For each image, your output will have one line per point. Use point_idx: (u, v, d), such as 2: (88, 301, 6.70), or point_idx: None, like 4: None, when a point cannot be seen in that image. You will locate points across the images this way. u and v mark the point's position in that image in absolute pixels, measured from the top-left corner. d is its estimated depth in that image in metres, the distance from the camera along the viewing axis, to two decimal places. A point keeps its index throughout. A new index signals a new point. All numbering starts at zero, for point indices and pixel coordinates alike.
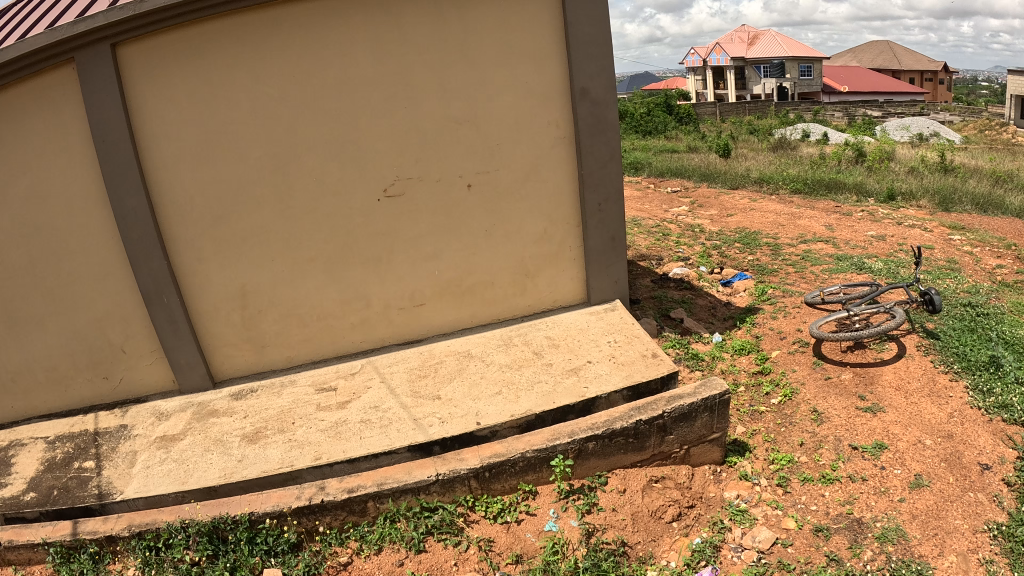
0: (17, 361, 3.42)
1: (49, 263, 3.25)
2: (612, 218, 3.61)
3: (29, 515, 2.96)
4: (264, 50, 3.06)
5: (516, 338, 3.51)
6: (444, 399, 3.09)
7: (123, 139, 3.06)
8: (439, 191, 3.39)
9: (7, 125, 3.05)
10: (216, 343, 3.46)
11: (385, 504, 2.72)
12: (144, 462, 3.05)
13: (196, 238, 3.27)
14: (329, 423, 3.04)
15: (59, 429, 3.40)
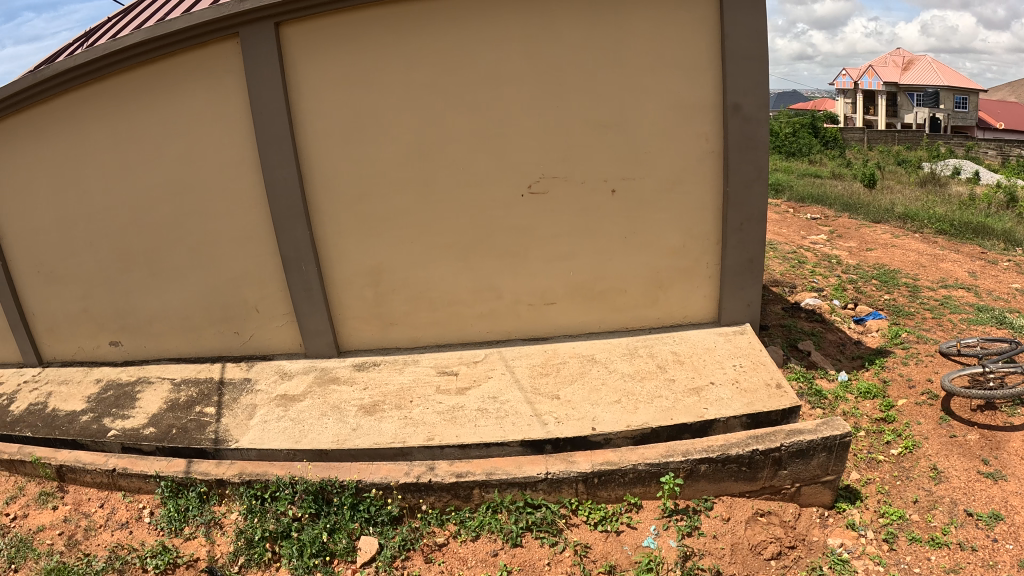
0: (156, 308, 3.81)
1: (202, 220, 3.52)
2: (751, 240, 3.45)
3: (146, 448, 3.27)
4: (419, 38, 3.13)
5: (641, 349, 3.45)
6: (563, 400, 3.07)
7: (281, 112, 3.22)
8: (579, 193, 3.37)
9: (179, 89, 3.32)
10: (348, 314, 3.61)
11: (490, 493, 2.75)
12: (262, 416, 3.21)
13: (340, 212, 3.41)
14: (446, 406, 3.09)
15: (188, 373, 3.72)
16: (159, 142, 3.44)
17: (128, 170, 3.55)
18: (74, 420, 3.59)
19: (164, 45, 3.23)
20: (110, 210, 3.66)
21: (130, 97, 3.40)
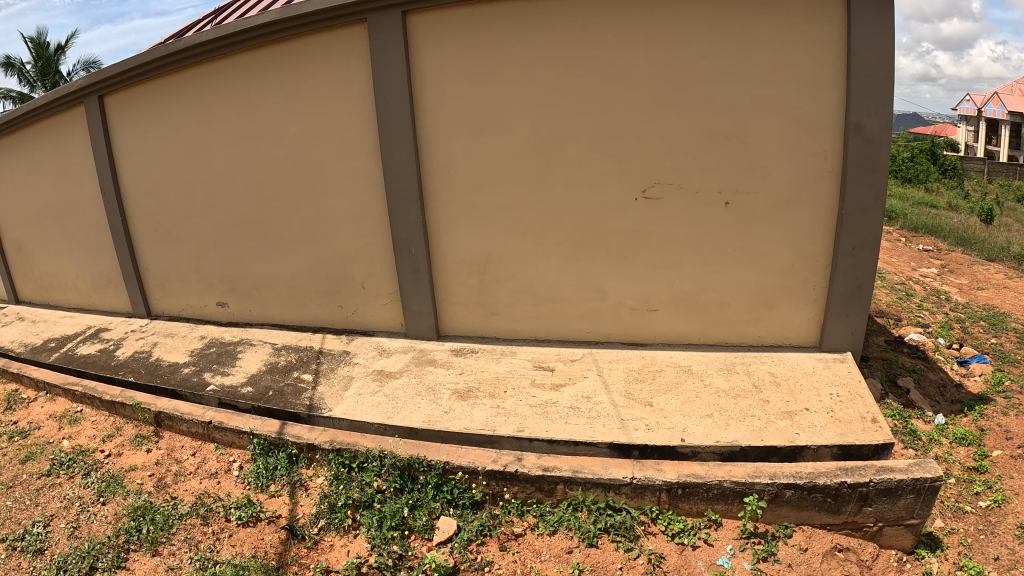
0: (272, 275, 4.29)
1: (316, 202, 3.93)
2: (863, 266, 3.34)
3: (242, 406, 3.60)
4: (545, 36, 3.24)
5: (738, 365, 3.44)
6: (656, 408, 3.11)
7: (402, 99, 3.46)
8: (692, 202, 3.39)
9: (318, 70, 3.65)
10: (453, 301, 3.84)
11: (573, 491, 2.81)
12: (357, 389, 3.47)
13: (454, 199, 3.63)
14: (539, 400, 3.20)
15: (290, 341, 4.16)
16: (285, 128, 3.88)
17: (260, 148, 4.01)
18: (177, 370, 4.14)
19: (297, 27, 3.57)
20: (240, 184, 4.18)
21: (272, 75, 3.78)
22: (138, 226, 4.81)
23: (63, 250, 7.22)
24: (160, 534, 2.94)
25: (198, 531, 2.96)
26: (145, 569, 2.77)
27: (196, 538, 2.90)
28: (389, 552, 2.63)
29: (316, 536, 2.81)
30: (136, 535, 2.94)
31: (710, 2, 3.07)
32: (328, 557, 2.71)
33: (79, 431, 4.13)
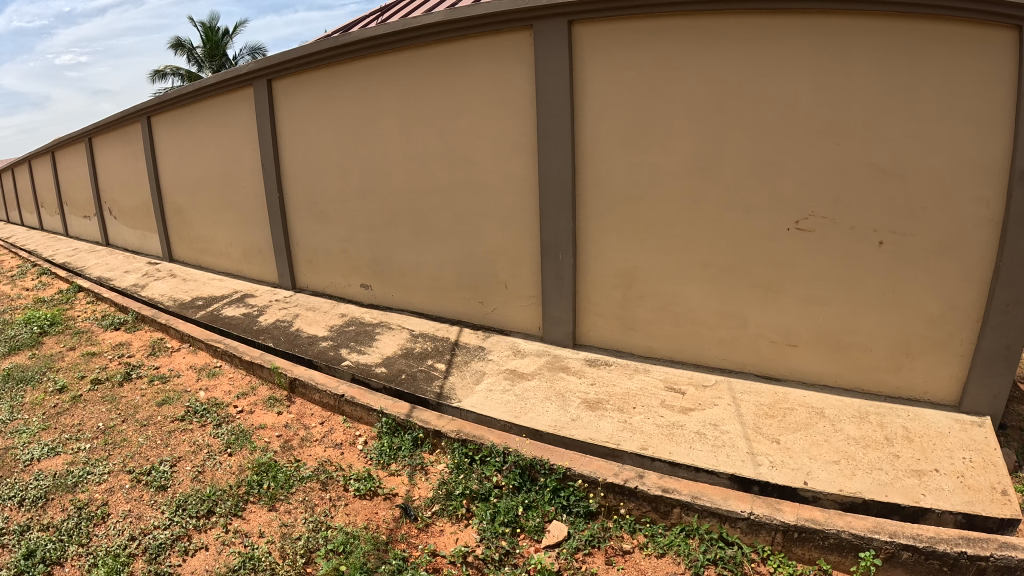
0: (427, 267, 5.06)
1: (465, 204, 4.60)
2: (1016, 324, 3.11)
3: (374, 385, 4.17)
4: (710, 57, 3.39)
5: (872, 415, 3.32)
6: (783, 445, 3.07)
7: (562, 106, 3.84)
8: (845, 239, 3.34)
9: (501, 78, 4.12)
10: (591, 312, 4.23)
11: (690, 516, 2.82)
12: (487, 385, 3.88)
13: (605, 209, 3.96)
14: (666, 422, 3.32)
15: (427, 330, 4.91)
16: (442, 133, 4.56)
17: (437, 150, 4.63)
18: (314, 344, 4.94)
19: (465, 27, 4.14)
20: (395, 183, 5.02)
21: (456, 73, 4.34)
22: (307, 205, 5.94)
23: (221, 218, 7.91)
24: (280, 492, 3.38)
25: (316, 494, 3.36)
26: (262, 520, 3.17)
27: (314, 501, 3.29)
28: (497, 546, 2.78)
29: (429, 518, 3.04)
30: (258, 488, 3.42)
31: (878, 33, 3.03)
32: (436, 540, 2.91)
33: (213, 385, 5.01)
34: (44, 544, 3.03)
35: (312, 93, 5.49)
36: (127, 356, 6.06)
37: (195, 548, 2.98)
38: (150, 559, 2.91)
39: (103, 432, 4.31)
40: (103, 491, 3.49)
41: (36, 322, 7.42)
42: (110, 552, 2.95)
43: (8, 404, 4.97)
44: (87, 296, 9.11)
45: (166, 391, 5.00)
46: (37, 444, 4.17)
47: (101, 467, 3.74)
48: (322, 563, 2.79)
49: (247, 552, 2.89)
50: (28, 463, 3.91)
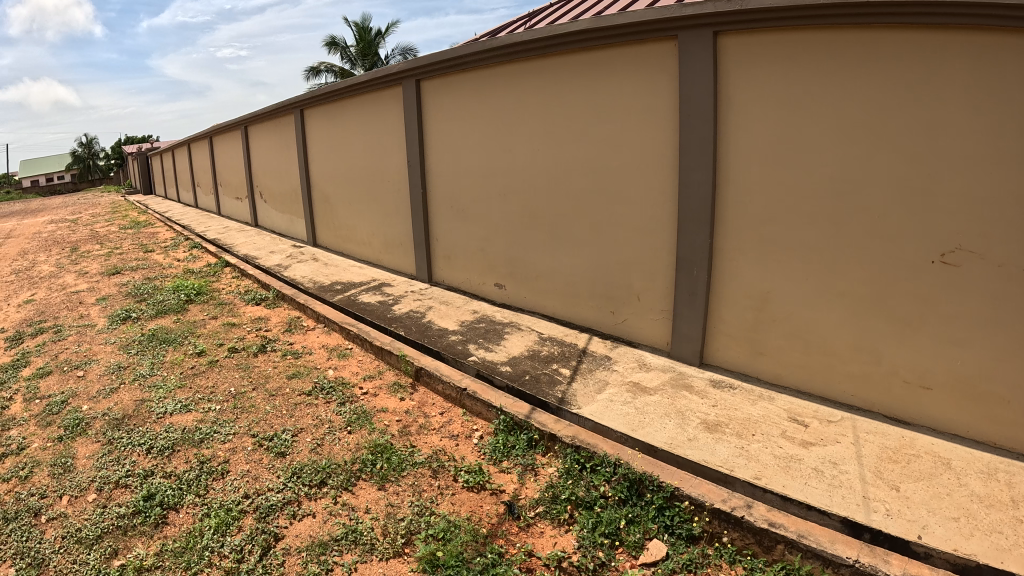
0: (563, 274, 5.39)
1: (605, 213, 4.86)
2: None
3: (497, 382, 4.41)
4: (858, 75, 3.34)
5: (1002, 473, 3.07)
6: (901, 494, 2.92)
7: (705, 119, 3.98)
8: (992, 278, 3.13)
9: (649, 91, 4.33)
10: (722, 333, 4.28)
11: (792, 555, 2.73)
12: (609, 395, 4.02)
13: (743, 227, 4.01)
14: (784, 454, 3.26)
15: (556, 334, 5.20)
16: (584, 142, 4.87)
17: (584, 160, 4.92)
18: (444, 337, 5.29)
19: (612, 35, 4.42)
20: (537, 187, 5.41)
21: (607, 83, 4.59)
22: (450, 203, 6.52)
23: (363, 210, 8.49)
24: (391, 473, 3.65)
25: (425, 480, 3.59)
26: (369, 497, 3.47)
27: (422, 487, 3.52)
28: (593, 556, 2.86)
29: (531, 519, 3.18)
30: (371, 467, 3.72)
31: None
32: (534, 540, 3.04)
33: (342, 364, 5.41)
34: (164, 490, 3.57)
35: (468, 96, 5.95)
36: (264, 330, 6.63)
37: (302, 514, 3.33)
38: (259, 517, 3.31)
39: (233, 396, 4.93)
40: (226, 450, 4.05)
41: (184, 291, 8.43)
42: (225, 506, 3.39)
43: (153, 362, 5.87)
44: (233, 271, 9.98)
45: (296, 365, 5.49)
46: (171, 400, 4.92)
47: (225, 428, 4.34)
48: (420, 546, 3.02)
49: (351, 525, 3.20)
50: (162, 416, 4.64)
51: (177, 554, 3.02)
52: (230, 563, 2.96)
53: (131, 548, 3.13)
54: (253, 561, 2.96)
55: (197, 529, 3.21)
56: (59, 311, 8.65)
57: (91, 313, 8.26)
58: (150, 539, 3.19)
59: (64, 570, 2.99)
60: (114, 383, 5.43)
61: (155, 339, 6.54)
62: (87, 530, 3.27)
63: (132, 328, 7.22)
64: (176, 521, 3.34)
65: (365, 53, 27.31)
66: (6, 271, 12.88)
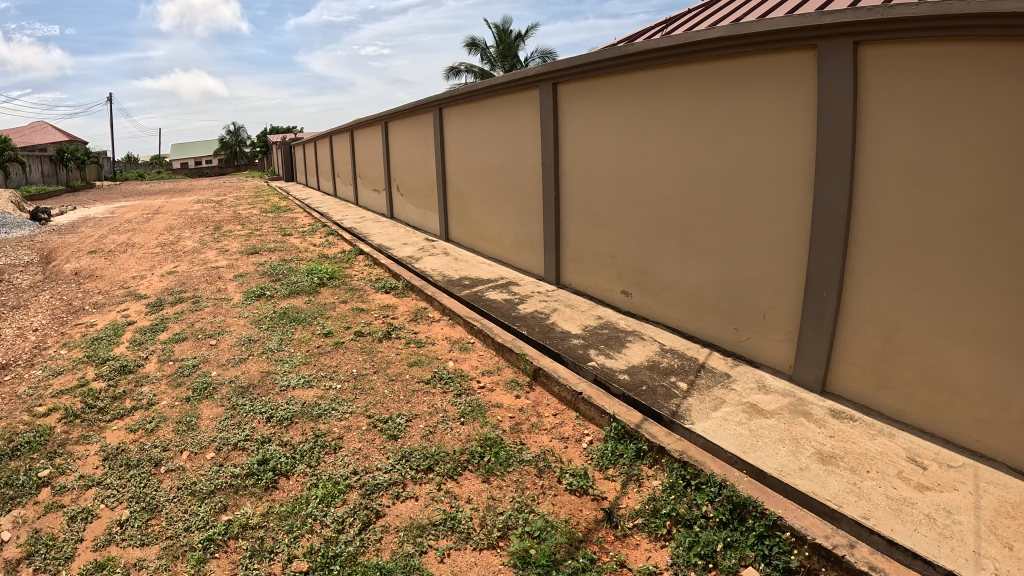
0: (690, 287, 5.51)
1: (735, 227, 4.96)
2: None
3: (613, 390, 4.60)
4: (1006, 100, 3.24)
5: None
6: (1014, 553, 2.81)
7: (844, 141, 4.00)
8: None
9: (791, 108, 4.38)
10: (847, 361, 4.23)
11: None
12: (724, 414, 4.12)
13: (875, 253, 3.97)
14: (897, 496, 3.21)
15: (677, 346, 5.35)
16: (719, 153, 5.00)
17: (719, 173, 5.03)
18: (566, 341, 5.54)
19: (751, 44, 4.54)
20: (668, 196, 5.59)
21: (749, 97, 4.68)
22: (583, 208, 6.85)
23: (496, 210, 8.91)
24: (497, 467, 3.92)
25: (529, 479, 3.82)
26: (472, 488, 3.74)
27: (526, 484, 3.76)
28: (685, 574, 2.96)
29: (628, 529, 3.33)
30: (478, 460, 4.00)
31: None
32: (628, 551, 3.18)
33: (462, 357, 5.76)
34: (278, 458, 4.08)
35: (609, 102, 6.21)
36: (390, 317, 7.14)
37: (405, 496, 3.66)
38: (364, 493, 3.68)
39: (354, 377, 5.42)
40: (341, 427, 4.50)
41: (318, 275, 9.19)
42: (333, 479, 3.81)
43: (282, 337, 6.51)
44: (365, 259, 10.70)
45: (418, 353, 5.90)
46: (295, 374, 5.51)
47: (343, 407, 4.81)
48: (514, 541, 3.25)
49: (451, 512, 3.48)
50: (285, 388, 5.22)
51: (281, 518, 3.46)
52: (331, 531, 3.33)
53: (239, 506, 3.64)
54: (352, 533, 3.31)
55: (304, 496, 3.64)
56: (199, 284, 9.70)
57: (229, 288, 9.19)
58: (257, 501, 3.68)
59: (175, 518, 3.54)
60: (242, 353, 6.14)
61: (286, 316, 7.24)
62: (201, 484, 3.85)
63: (264, 304, 8.01)
64: (285, 487, 3.81)
65: (505, 54, 28.23)
66: (155, 244, 14.48)
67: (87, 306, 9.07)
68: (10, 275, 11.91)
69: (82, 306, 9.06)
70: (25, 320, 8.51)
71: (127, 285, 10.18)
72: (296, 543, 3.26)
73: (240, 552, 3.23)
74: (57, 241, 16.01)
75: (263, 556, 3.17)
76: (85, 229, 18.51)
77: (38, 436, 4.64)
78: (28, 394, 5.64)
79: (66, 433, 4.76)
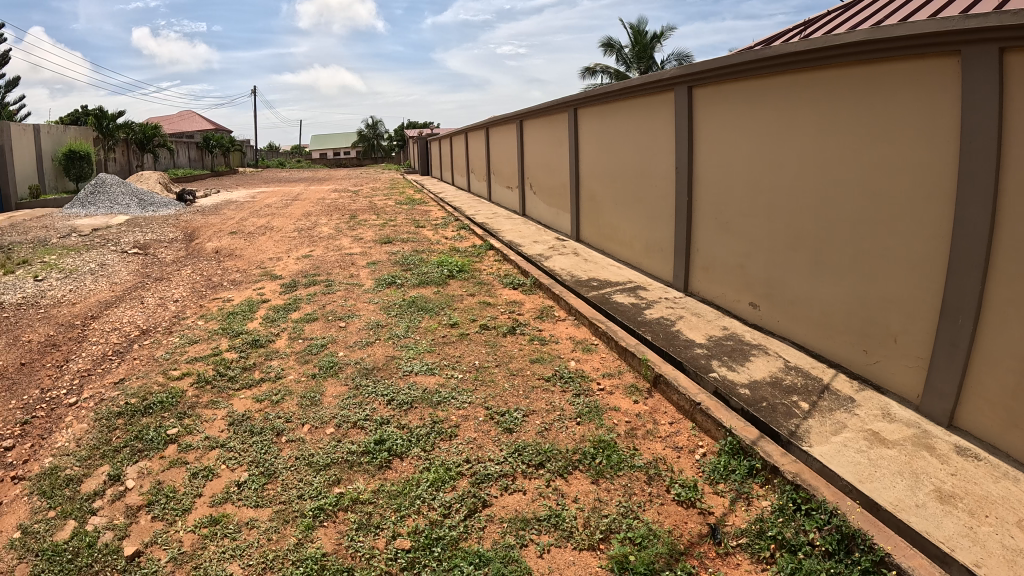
0: (819, 303, 5.40)
1: (870, 241, 4.82)
2: None
3: (733, 404, 4.64)
4: None
5: None
6: None
7: (988, 160, 3.81)
8: None
9: (933, 121, 4.21)
10: (977, 394, 4.00)
11: None
12: (843, 439, 4.05)
13: (1014, 280, 3.74)
14: (1017, 547, 3.05)
15: (802, 364, 5.27)
16: (857, 163, 4.87)
17: (855, 188, 4.91)
18: (689, 349, 5.63)
19: (890, 48, 4.40)
20: (802, 206, 5.52)
21: (889, 109, 4.54)
22: (715, 216, 6.86)
23: (629, 213, 9.03)
24: (608, 470, 4.06)
25: (638, 485, 3.93)
26: (581, 488, 3.91)
27: (634, 490, 3.87)
28: None
29: (731, 548, 3.36)
30: (590, 460, 4.17)
31: None
32: (728, 569, 3.23)
33: (584, 358, 5.93)
34: (395, 440, 4.44)
35: (747, 108, 6.19)
36: (516, 312, 7.45)
37: (513, 489, 3.90)
38: (473, 482, 3.95)
39: (476, 368, 5.74)
40: (460, 416, 4.82)
41: (447, 267, 9.66)
42: (445, 465, 4.12)
43: (409, 325, 6.98)
44: (496, 254, 11.12)
45: (540, 350, 6.14)
46: (418, 361, 5.91)
47: (462, 396, 5.14)
48: (614, 545, 3.38)
49: (556, 510, 3.67)
50: (409, 373, 5.64)
51: (391, 497, 3.80)
52: (437, 514, 3.62)
53: (351, 480, 4.03)
54: (457, 518, 3.58)
55: (416, 479, 3.97)
56: (332, 268, 10.47)
57: (360, 274, 9.85)
58: (370, 478, 4.05)
59: (289, 485, 3.99)
60: (369, 337, 6.64)
61: (414, 305, 7.73)
62: (318, 456, 4.30)
63: (394, 292, 8.56)
64: (397, 468, 4.16)
65: (640, 56, 28.08)
66: (295, 228, 15.72)
67: (224, 283, 10.05)
68: (153, 250, 13.35)
69: (220, 282, 10.07)
70: (168, 292, 9.60)
71: (263, 266, 11.14)
72: (402, 522, 3.57)
73: (346, 523, 3.60)
74: (202, 221, 17.75)
75: (369, 530, 3.51)
76: (228, 211, 20.28)
77: (171, 396, 5.36)
78: (165, 357, 6.47)
79: (195, 396, 5.43)
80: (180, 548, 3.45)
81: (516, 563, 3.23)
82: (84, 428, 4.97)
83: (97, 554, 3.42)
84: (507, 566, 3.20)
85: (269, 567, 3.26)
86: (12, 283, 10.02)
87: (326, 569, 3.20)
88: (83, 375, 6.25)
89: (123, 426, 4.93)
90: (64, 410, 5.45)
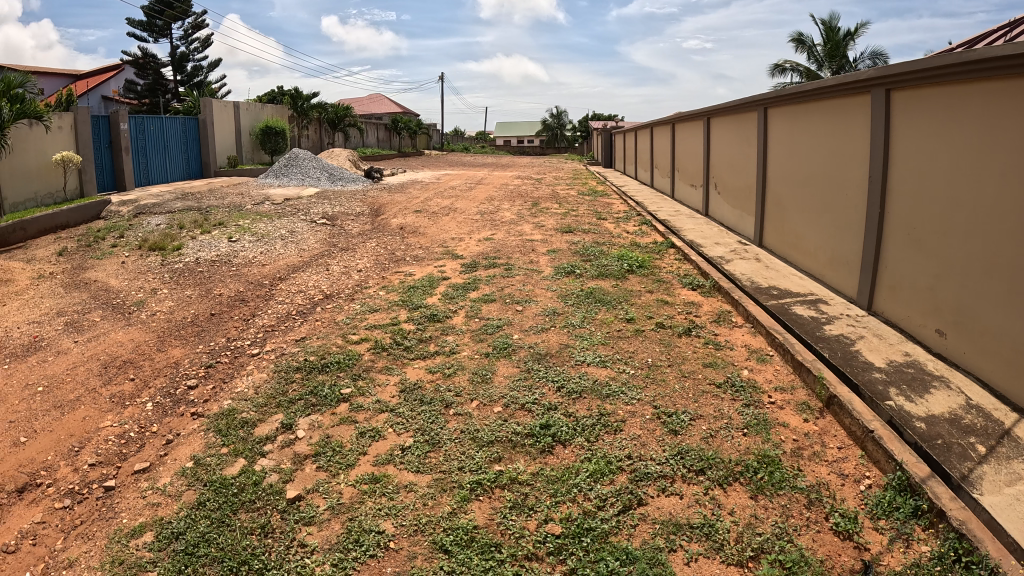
0: (1010, 337, 4.88)
1: None
2: None
3: (907, 437, 4.34)
4: None
5: None
6: None
7: None
8: None
9: None
10: None
11: None
12: (1019, 492, 3.67)
13: None
14: None
15: (985, 404, 4.79)
16: None
17: None
18: (867, 373, 5.33)
19: None
20: (1000, 226, 5.01)
21: None
22: (908, 230, 6.36)
23: (816, 221, 8.57)
24: (768, 487, 3.99)
25: (797, 507, 3.82)
26: (738, 501, 3.87)
27: (792, 511, 3.78)
28: None
29: None
30: (751, 474, 4.11)
31: None
32: None
33: (758, 369, 5.82)
34: (561, 427, 4.63)
35: (948, 115, 5.70)
36: (693, 314, 7.40)
37: (670, 491, 3.95)
38: (632, 479, 4.05)
39: (647, 366, 5.80)
40: (628, 412, 4.92)
41: (628, 262, 9.77)
42: (606, 458, 4.26)
43: (585, 315, 7.17)
44: (672, 253, 11.02)
45: (714, 356, 6.10)
46: (592, 352, 6.08)
47: (632, 392, 5.23)
48: (762, 565, 3.34)
49: (710, 519, 3.67)
50: (581, 363, 5.82)
51: (549, 482, 4.00)
52: (591, 505, 3.77)
53: (512, 460, 4.28)
54: (611, 513, 3.70)
55: (575, 468, 4.14)
56: (512, 253, 10.93)
57: (540, 261, 10.21)
58: (531, 460, 4.27)
59: (452, 456, 4.31)
60: (544, 323, 6.90)
61: (591, 297, 7.91)
62: (484, 433, 4.60)
63: (571, 282, 8.79)
64: (559, 454, 4.34)
65: (833, 54, 26.32)
66: (476, 211, 16.51)
67: (406, 257, 10.81)
68: (340, 221, 14.63)
69: (403, 256, 10.86)
70: (353, 261, 10.51)
71: (445, 245, 11.84)
72: (556, 507, 3.75)
73: (502, 500, 3.84)
74: (388, 198, 19.07)
75: (523, 511, 3.73)
76: (411, 190, 21.61)
77: (347, 358, 5.95)
78: (345, 322, 7.14)
79: (371, 361, 5.97)
80: (338, 499, 3.86)
81: (662, 566, 3.28)
82: (263, 377, 5.65)
83: (261, 492, 3.93)
84: (652, 568, 3.27)
85: (421, 530, 3.58)
86: (207, 241, 11.49)
87: (474, 541, 3.46)
88: (266, 330, 7.05)
89: (299, 380, 5.55)
90: (246, 358, 6.22)
